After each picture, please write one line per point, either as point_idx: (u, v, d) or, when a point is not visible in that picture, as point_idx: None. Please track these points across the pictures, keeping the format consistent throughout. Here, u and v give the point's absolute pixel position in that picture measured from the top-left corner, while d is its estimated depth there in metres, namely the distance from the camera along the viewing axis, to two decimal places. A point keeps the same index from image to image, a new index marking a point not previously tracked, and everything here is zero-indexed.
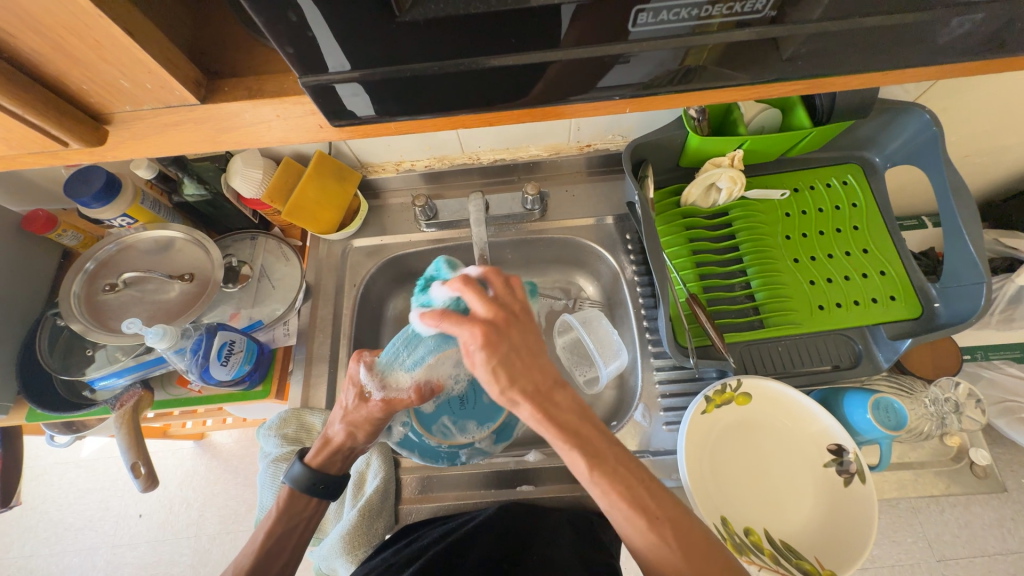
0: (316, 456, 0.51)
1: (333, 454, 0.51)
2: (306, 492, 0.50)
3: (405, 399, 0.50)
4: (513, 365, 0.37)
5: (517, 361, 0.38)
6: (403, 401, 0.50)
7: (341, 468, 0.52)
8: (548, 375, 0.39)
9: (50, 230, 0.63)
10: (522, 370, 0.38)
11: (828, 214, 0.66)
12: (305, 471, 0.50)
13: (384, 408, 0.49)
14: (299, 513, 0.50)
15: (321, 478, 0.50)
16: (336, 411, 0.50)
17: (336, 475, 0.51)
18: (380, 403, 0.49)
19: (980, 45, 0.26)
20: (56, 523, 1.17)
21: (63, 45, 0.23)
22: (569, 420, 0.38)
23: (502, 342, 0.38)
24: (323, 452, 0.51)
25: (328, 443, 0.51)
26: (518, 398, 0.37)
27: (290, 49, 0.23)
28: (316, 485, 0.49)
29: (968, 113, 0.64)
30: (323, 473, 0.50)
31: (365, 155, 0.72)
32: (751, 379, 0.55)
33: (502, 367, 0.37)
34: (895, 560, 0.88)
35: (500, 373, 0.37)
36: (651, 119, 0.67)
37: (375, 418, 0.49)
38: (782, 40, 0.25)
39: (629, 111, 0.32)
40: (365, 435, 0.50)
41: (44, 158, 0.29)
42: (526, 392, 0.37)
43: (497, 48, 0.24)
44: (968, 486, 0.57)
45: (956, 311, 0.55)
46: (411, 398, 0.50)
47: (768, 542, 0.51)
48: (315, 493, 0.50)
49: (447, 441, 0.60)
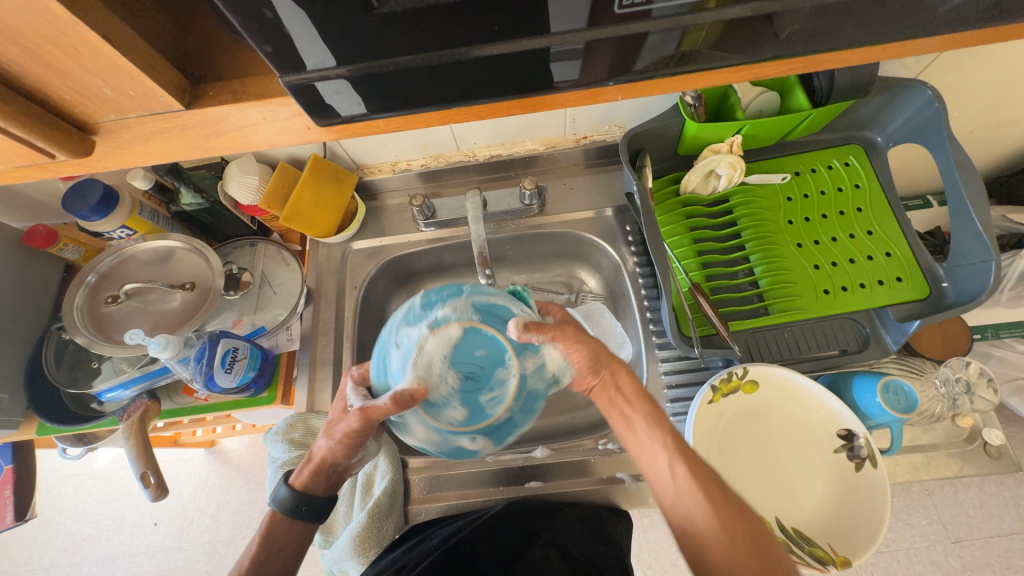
0: (299, 476, 0.50)
1: (317, 473, 0.50)
2: (288, 515, 0.49)
3: (378, 409, 0.42)
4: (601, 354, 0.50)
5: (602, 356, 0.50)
6: (378, 409, 0.41)
7: (327, 489, 0.51)
8: (638, 391, 0.49)
9: (50, 244, 0.63)
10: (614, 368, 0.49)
11: (831, 197, 0.65)
12: (289, 492, 0.49)
13: (360, 419, 0.44)
14: (279, 539, 0.49)
15: (304, 500, 0.49)
16: (324, 426, 0.50)
17: (320, 497, 0.50)
18: (355, 413, 0.44)
19: (979, 13, 0.26)
20: (73, 534, 1.18)
21: (42, 55, 0.22)
22: (636, 396, 0.49)
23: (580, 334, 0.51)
24: (307, 471, 0.50)
25: (313, 461, 0.50)
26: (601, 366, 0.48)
27: (269, 47, 0.22)
28: (298, 508, 0.49)
29: (972, 86, 0.62)
30: (307, 496, 0.49)
31: (361, 156, 0.72)
32: (758, 366, 0.55)
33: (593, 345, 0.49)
34: (910, 543, 0.87)
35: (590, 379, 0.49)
36: (647, 107, 0.66)
37: (354, 431, 0.45)
38: (777, 15, 0.25)
39: (622, 98, 0.31)
40: (343, 450, 0.49)
41: (34, 170, 0.29)
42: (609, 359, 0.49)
43: (480, 38, 0.24)
44: (982, 467, 0.57)
45: (964, 290, 0.54)
46: (387, 406, 0.39)
47: (779, 530, 0.50)
48: (296, 517, 0.49)
49: (513, 401, 0.41)
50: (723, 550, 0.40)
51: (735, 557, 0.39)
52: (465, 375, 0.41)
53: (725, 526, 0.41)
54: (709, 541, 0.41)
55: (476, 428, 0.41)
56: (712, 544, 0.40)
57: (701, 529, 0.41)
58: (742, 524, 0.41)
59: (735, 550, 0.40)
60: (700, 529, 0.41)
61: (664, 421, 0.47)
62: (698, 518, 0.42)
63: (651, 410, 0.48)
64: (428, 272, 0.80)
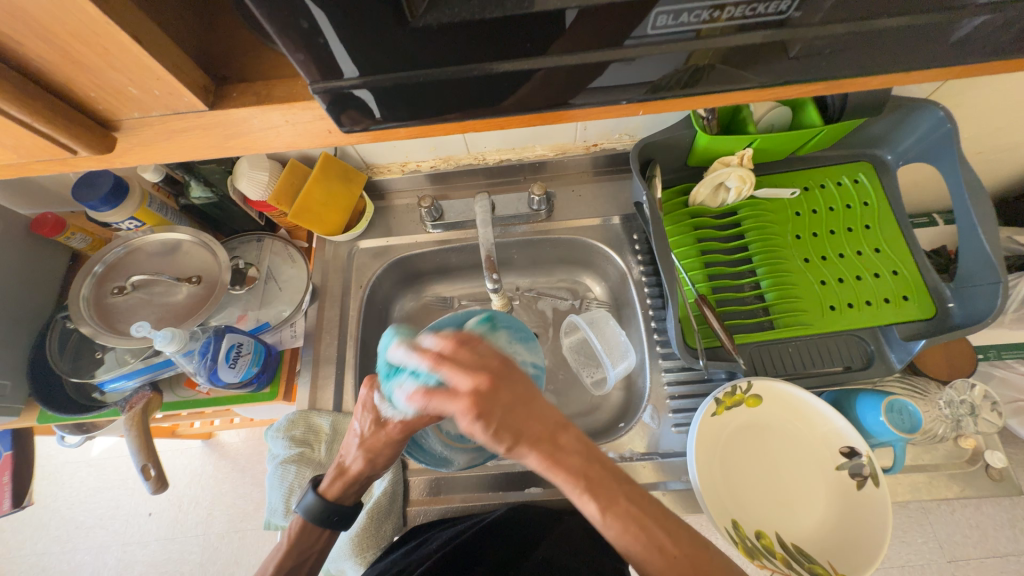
0: (331, 486, 0.50)
1: (349, 485, 0.50)
2: (318, 525, 0.49)
3: (422, 416, 0.48)
4: (512, 425, 0.38)
5: (513, 420, 0.38)
6: (419, 420, 0.48)
7: (355, 497, 0.52)
8: (548, 421, 0.39)
9: (58, 233, 0.63)
10: (520, 426, 0.38)
11: (840, 213, 0.65)
12: (319, 501, 0.49)
13: (402, 429, 0.48)
14: (308, 548, 0.49)
15: (335, 509, 0.49)
16: (352, 439, 0.50)
17: (349, 506, 0.51)
18: (397, 424, 0.48)
19: (1001, 43, 0.26)
20: (67, 521, 1.18)
21: (70, 52, 0.22)
22: (549, 431, 0.39)
23: (496, 411, 0.37)
24: (338, 482, 0.50)
25: (345, 473, 0.50)
26: (522, 448, 0.38)
27: (301, 55, 0.23)
28: (329, 517, 0.49)
29: (984, 109, 0.62)
30: (338, 505, 0.50)
31: (370, 157, 0.72)
32: (762, 381, 0.55)
33: (503, 434, 0.37)
34: (905, 561, 0.87)
35: (503, 435, 0.37)
36: (658, 118, 0.67)
37: (395, 440, 0.49)
38: (800, 40, 0.25)
39: (640, 114, 0.31)
40: (385, 460, 0.50)
41: (52, 165, 0.29)
42: (526, 441, 0.38)
43: (509, 52, 0.24)
44: (983, 489, 0.57)
45: (972, 312, 0.54)
46: (426, 415, 0.48)
47: (779, 546, 0.50)
48: (326, 526, 0.49)
49: None
50: (664, 572, 0.36)
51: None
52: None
53: (658, 545, 0.37)
54: (651, 566, 0.36)
55: None
56: (654, 569, 0.36)
57: (634, 554, 0.37)
58: (674, 540, 0.37)
59: (675, 569, 0.36)
60: (636, 555, 0.37)
61: (557, 444, 0.38)
62: (626, 543, 0.37)
63: (564, 436, 0.39)
64: (433, 273, 0.80)
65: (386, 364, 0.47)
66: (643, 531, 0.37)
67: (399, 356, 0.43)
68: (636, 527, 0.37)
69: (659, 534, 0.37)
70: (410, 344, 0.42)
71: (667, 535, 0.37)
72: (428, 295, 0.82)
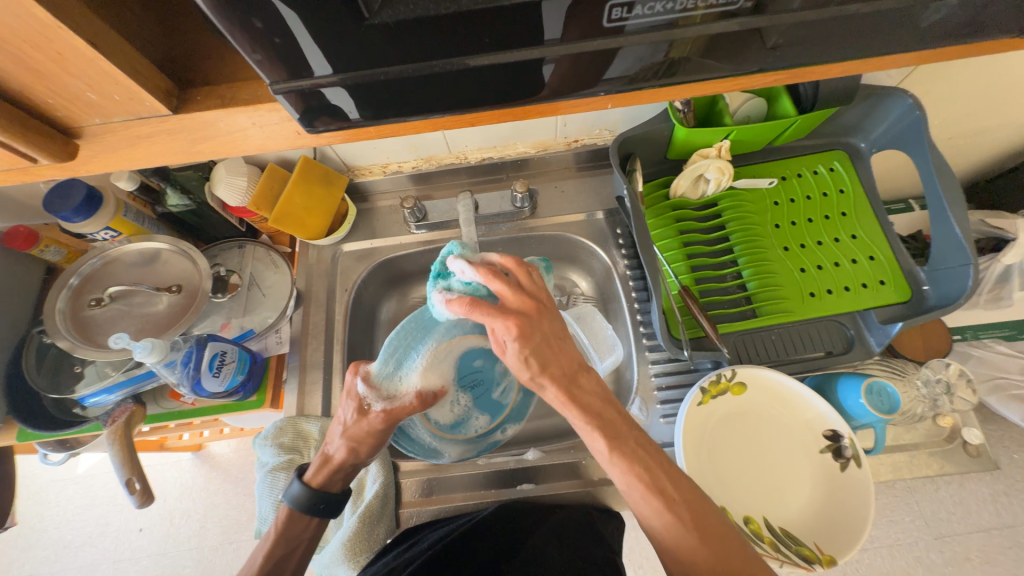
0: (316, 474, 0.49)
1: (335, 473, 0.49)
2: (305, 513, 0.48)
3: (408, 405, 0.50)
4: (542, 354, 0.40)
5: (546, 351, 0.40)
6: (406, 409, 0.50)
7: (342, 484, 0.51)
8: (572, 361, 0.41)
9: (31, 246, 0.62)
10: (549, 357, 0.40)
11: (816, 202, 0.66)
12: (305, 490, 0.48)
13: (385, 419, 0.48)
14: (298, 535, 0.49)
15: (321, 497, 0.48)
16: (335, 427, 0.49)
17: (336, 493, 0.50)
18: (381, 413, 0.48)
19: (957, 28, 0.26)
20: (55, 541, 1.15)
21: (24, 59, 0.22)
22: (572, 370, 0.41)
23: (534, 336, 0.40)
24: (323, 470, 0.50)
25: (329, 461, 0.49)
26: (546, 381, 0.40)
27: (257, 55, 0.22)
28: (316, 505, 0.48)
29: (952, 96, 0.64)
30: (324, 493, 0.49)
31: (351, 158, 0.72)
32: (745, 368, 0.56)
33: (533, 358, 0.40)
34: (894, 539, 0.89)
35: (533, 360, 0.40)
36: (637, 112, 0.67)
37: (377, 431, 0.48)
38: (763, 30, 0.25)
39: (612, 107, 0.31)
40: (369, 450, 0.49)
41: (14, 175, 0.29)
42: (552, 377, 0.40)
43: (472, 49, 0.24)
44: (961, 465, 0.58)
45: (945, 293, 0.56)
46: (413, 404, 0.50)
47: (767, 530, 0.51)
48: (313, 513, 0.49)
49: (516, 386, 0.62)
50: (663, 514, 0.36)
51: (672, 522, 0.36)
52: (471, 388, 0.59)
53: (660, 488, 0.37)
54: (649, 508, 0.37)
55: (499, 419, 0.61)
56: (652, 512, 0.37)
57: (636, 492, 0.38)
58: (674, 484, 0.37)
59: (675, 513, 0.36)
60: (634, 494, 0.38)
61: (580, 387, 0.40)
62: (629, 480, 0.38)
63: (585, 378, 0.41)
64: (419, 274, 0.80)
65: (439, 265, 0.48)
66: (648, 472, 0.38)
67: (455, 268, 0.46)
68: (640, 466, 0.38)
69: (662, 478, 0.38)
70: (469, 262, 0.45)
71: (669, 479, 0.38)
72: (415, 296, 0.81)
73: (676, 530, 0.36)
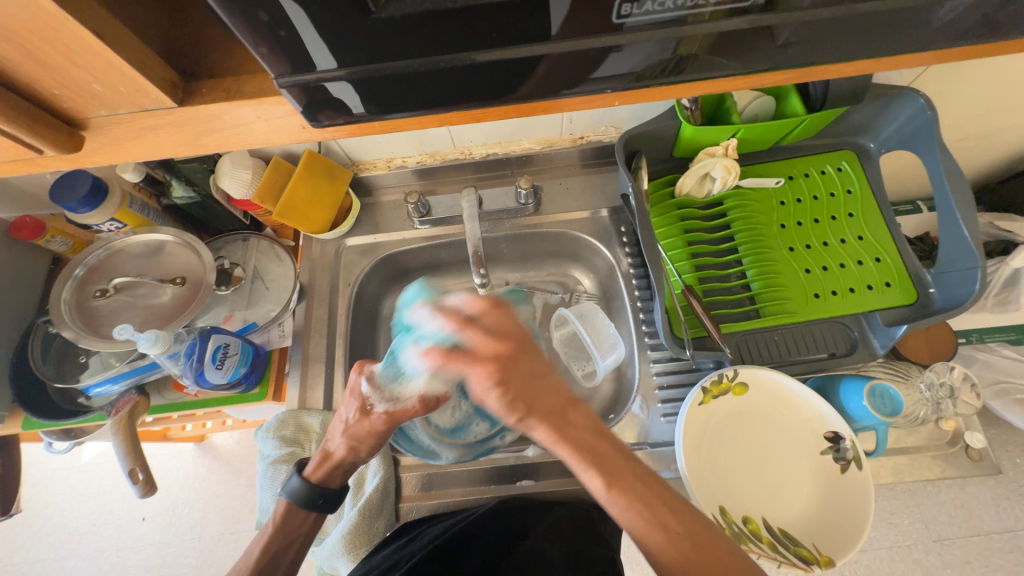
0: (315, 471, 0.50)
1: (334, 470, 0.50)
2: (303, 508, 0.49)
3: (410, 409, 0.50)
4: (527, 395, 0.41)
5: (527, 391, 0.41)
6: (408, 412, 0.50)
7: (341, 479, 0.51)
8: (559, 396, 0.42)
9: (37, 236, 0.62)
10: (531, 396, 0.41)
11: (823, 202, 0.65)
12: (303, 485, 0.49)
13: (387, 419, 0.49)
14: (294, 530, 0.49)
15: (319, 493, 0.49)
16: (337, 425, 0.50)
17: (335, 489, 0.50)
18: (383, 413, 0.49)
19: (971, 28, 0.26)
20: (60, 528, 1.17)
21: (30, 49, 0.22)
22: (559, 406, 0.41)
23: (512, 378, 0.41)
24: (323, 467, 0.50)
25: (329, 458, 0.50)
26: (533, 420, 0.41)
27: (264, 48, 0.22)
28: (314, 501, 0.49)
29: (963, 96, 0.63)
30: (323, 488, 0.49)
31: (356, 153, 0.72)
32: (747, 368, 0.55)
33: (514, 398, 0.41)
34: (893, 542, 0.89)
35: (516, 403, 0.41)
36: (643, 109, 0.67)
37: (378, 431, 0.49)
38: (773, 27, 0.25)
39: (619, 105, 0.31)
40: (368, 449, 0.50)
41: (20, 166, 0.29)
42: (539, 415, 0.41)
43: (480, 43, 0.24)
44: (963, 468, 0.58)
45: (952, 296, 0.55)
46: (414, 408, 0.50)
47: (766, 530, 0.51)
48: (311, 509, 0.49)
49: None
50: (666, 548, 0.36)
51: (676, 556, 0.35)
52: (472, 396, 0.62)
53: (662, 522, 0.37)
54: (654, 542, 0.36)
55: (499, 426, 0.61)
56: (658, 545, 0.36)
57: (638, 532, 0.37)
58: (676, 516, 0.37)
59: (678, 546, 0.36)
60: (637, 530, 0.37)
61: (568, 422, 0.41)
62: (629, 520, 0.37)
63: (573, 412, 0.41)
64: (422, 269, 0.80)
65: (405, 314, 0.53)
66: (647, 508, 0.37)
67: (417, 317, 0.50)
68: (638, 502, 0.37)
69: (664, 512, 0.37)
70: (432, 309, 0.48)
71: (672, 513, 0.37)
72: None
73: (680, 563, 0.35)
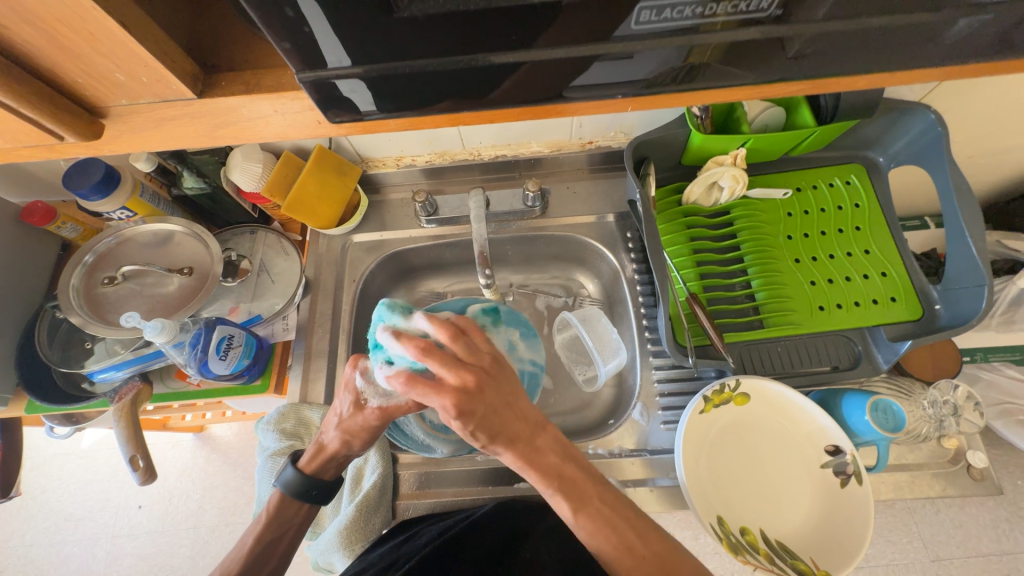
0: (308, 462, 0.50)
1: (326, 461, 0.50)
2: (297, 498, 0.50)
3: (403, 406, 0.49)
4: (491, 426, 0.39)
5: (493, 422, 0.39)
6: (401, 409, 0.49)
7: (332, 472, 0.52)
8: (528, 421, 0.41)
9: (48, 222, 0.63)
10: (499, 426, 0.39)
11: (831, 214, 0.65)
12: (296, 476, 0.50)
13: (380, 415, 0.48)
14: (287, 520, 0.50)
15: (313, 485, 0.50)
16: (332, 418, 0.50)
17: (329, 481, 0.51)
18: (376, 410, 0.48)
19: (985, 46, 0.26)
20: (57, 513, 1.17)
21: (58, 37, 0.22)
22: (527, 431, 0.41)
23: (478, 411, 0.38)
24: (315, 459, 0.50)
25: (322, 450, 0.50)
26: (500, 447, 0.40)
27: (287, 43, 0.23)
28: (307, 491, 0.50)
29: (974, 114, 0.63)
30: (316, 480, 0.50)
31: (366, 149, 0.72)
32: (749, 379, 0.55)
33: (482, 431, 0.39)
34: (890, 559, 0.88)
35: (480, 434, 0.39)
36: (653, 116, 0.67)
37: (372, 426, 0.49)
38: (788, 40, 0.25)
39: (631, 109, 0.31)
40: (361, 443, 0.50)
41: (39, 151, 0.29)
42: (507, 443, 0.40)
43: (498, 44, 0.24)
44: (965, 488, 0.58)
45: (958, 313, 0.55)
46: (409, 405, 0.49)
47: (763, 542, 0.51)
48: (305, 499, 0.50)
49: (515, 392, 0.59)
50: (635, 571, 0.38)
51: None
52: None
53: (628, 546, 0.39)
54: (622, 565, 0.39)
55: None
56: (625, 567, 0.39)
57: (607, 554, 0.39)
58: (642, 541, 0.40)
59: (646, 568, 0.38)
60: (607, 555, 0.39)
61: (535, 450, 0.41)
62: (598, 543, 0.40)
63: (540, 436, 0.42)
64: (427, 268, 0.80)
65: (372, 336, 0.48)
66: (615, 532, 0.40)
67: (383, 340, 0.42)
68: (608, 527, 0.40)
69: (631, 535, 0.40)
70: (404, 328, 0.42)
71: (637, 535, 0.40)
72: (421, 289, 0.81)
73: None
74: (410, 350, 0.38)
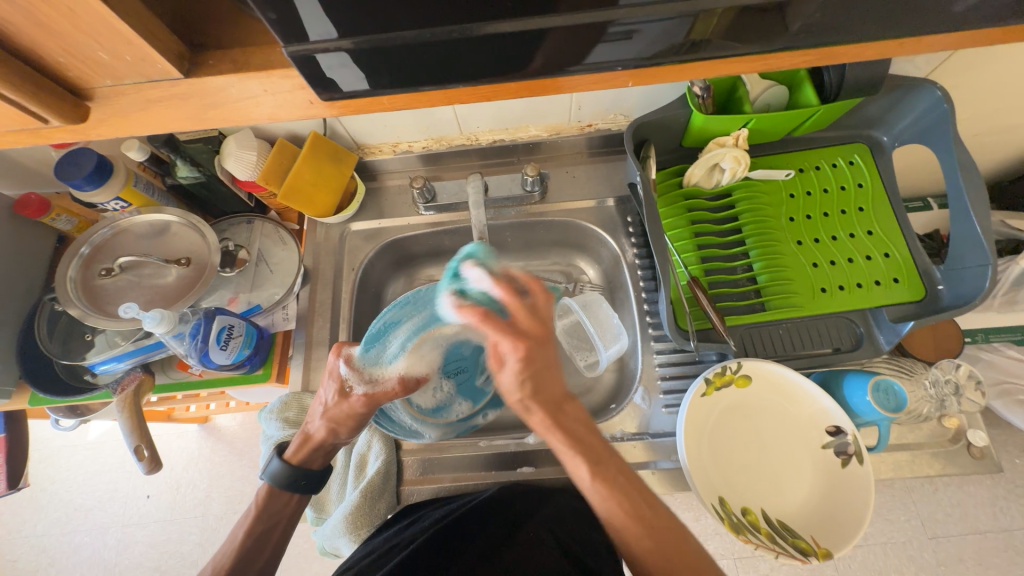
0: (296, 452, 0.51)
1: (313, 450, 0.51)
2: (287, 489, 0.50)
3: (389, 391, 0.50)
4: (538, 380, 0.43)
5: (541, 378, 0.43)
6: (388, 394, 0.50)
7: (322, 461, 0.53)
8: (564, 387, 0.44)
9: (42, 214, 0.62)
10: (544, 382, 0.43)
11: (833, 195, 0.65)
12: (284, 467, 0.50)
13: (366, 402, 0.49)
14: (278, 512, 0.50)
15: (301, 474, 0.50)
16: (317, 407, 0.51)
17: (317, 471, 0.52)
18: (362, 397, 0.49)
19: (994, 11, 0.25)
20: (66, 503, 1.19)
21: (37, 15, 0.22)
22: (560, 397, 0.43)
23: (535, 364, 0.42)
24: (303, 448, 0.51)
25: (309, 439, 0.51)
26: (534, 406, 0.43)
27: (272, 15, 0.22)
28: (297, 482, 0.50)
29: (981, 90, 0.62)
30: (305, 470, 0.51)
31: (362, 136, 0.71)
32: (751, 361, 0.55)
33: (526, 385, 0.43)
34: (889, 538, 0.89)
35: (527, 386, 0.42)
36: (653, 97, 0.66)
37: (358, 413, 0.50)
38: (792, 8, 0.24)
39: (631, 85, 0.30)
40: (348, 431, 0.51)
41: (24, 137, 0.28)
42: (542, 403, 0.43)
43: (493, 13, 0.23)
44: (964, 467, 0.58)
45: (960, 292, 0.55)
46: (394, 390, 0.50)
47: (765, 521, 0.51)
48: (296, 489, 0.51)
49: None
50: (643, 541, 0.38)
51: (652, 547, 0.38)
52: (455, 375, 0.55)
53: (638, 515, 0.39)
54: (629, 533, 0.39)
55: (483, 404, 0.59)
56: (635, 536, 0.38)
57: (617, 520, 0.39)
58: (652, 510, 0.40)
59: (654, 539, 0.38)
60: (617, 522, 0.39)
61: (564, 414, 0.43)
62: (609, 510, 0.40)
63: (569, 405, 0.44)
64: (426, 256, 0.79)
65: (456, 263, 0.46)
66: (627, 501, 0.40)
67: (469, 275, 0.45)
68: (620, 494, 0.40)
69: (643, 506, 0.40)
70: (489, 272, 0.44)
71: (649, 508, 0.40)
72: (420, 277, 0.81)
73: (656, 554, 0.37)
74: (495, 291, 0.43)
